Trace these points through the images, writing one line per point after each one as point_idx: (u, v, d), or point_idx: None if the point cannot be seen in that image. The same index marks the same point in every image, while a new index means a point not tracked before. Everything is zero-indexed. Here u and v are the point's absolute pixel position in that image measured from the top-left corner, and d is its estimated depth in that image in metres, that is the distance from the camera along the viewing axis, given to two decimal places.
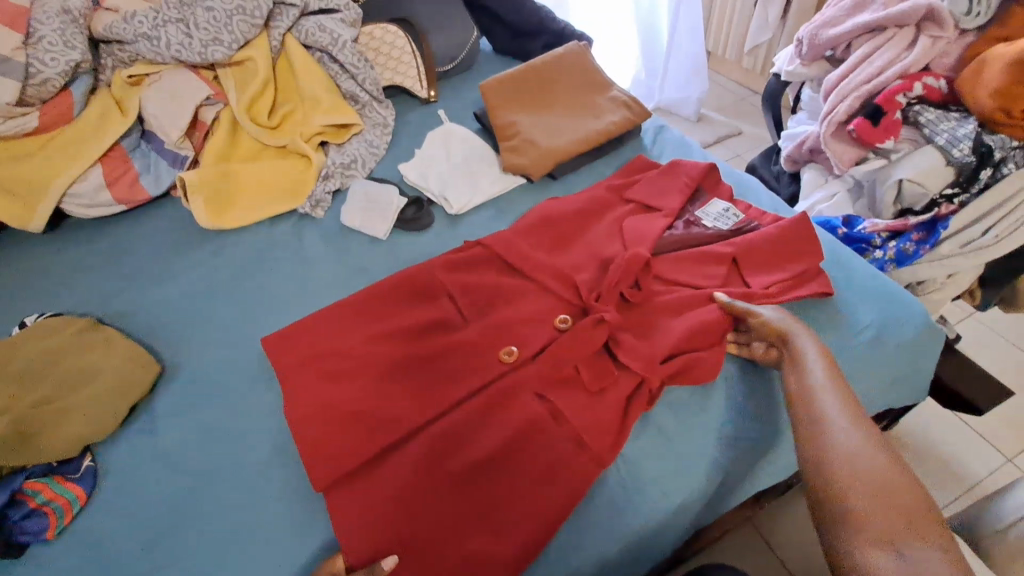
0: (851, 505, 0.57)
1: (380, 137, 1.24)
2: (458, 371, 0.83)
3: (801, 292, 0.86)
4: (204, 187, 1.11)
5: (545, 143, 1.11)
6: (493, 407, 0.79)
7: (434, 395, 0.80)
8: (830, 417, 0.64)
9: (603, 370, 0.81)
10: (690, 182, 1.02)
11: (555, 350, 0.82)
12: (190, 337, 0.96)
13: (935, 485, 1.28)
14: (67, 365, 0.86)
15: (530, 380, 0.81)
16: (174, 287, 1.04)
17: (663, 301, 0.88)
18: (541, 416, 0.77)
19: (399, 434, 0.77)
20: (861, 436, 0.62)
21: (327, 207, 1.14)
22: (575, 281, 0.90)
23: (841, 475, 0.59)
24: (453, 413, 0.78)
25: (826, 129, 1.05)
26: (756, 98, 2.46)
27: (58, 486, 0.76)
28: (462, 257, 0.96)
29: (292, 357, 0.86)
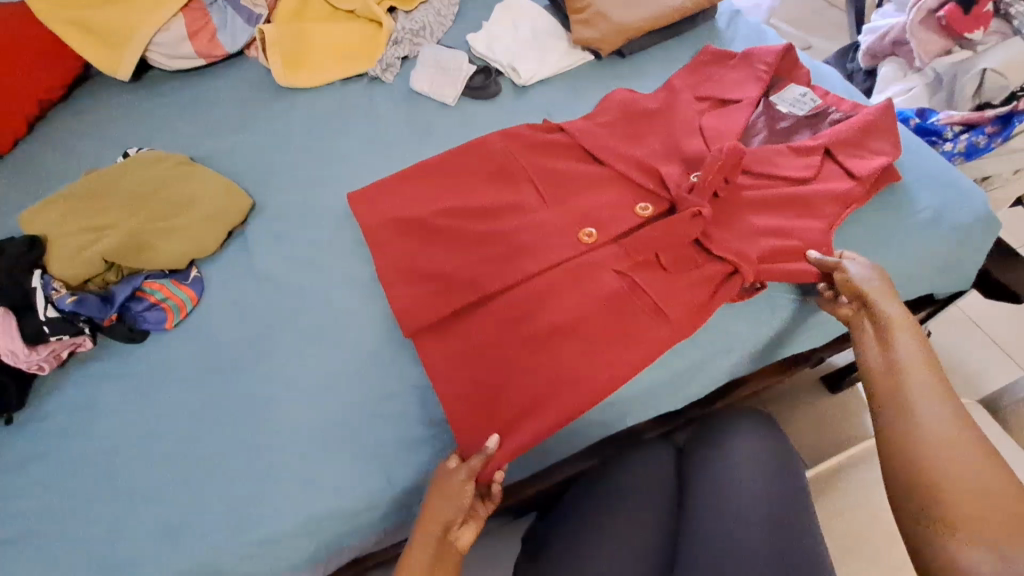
0: (941, 507, 0.57)
1: (447, 7, 1.24)
2: (543, 248, 0.85)
3: (884, 185, 0.88)
4: (281, 44, 1.15)
5: (618, 17, 1.08)
6: (574, 283, 0.82)
7: (516, 267, 0.83)
8: (920, 409, 0.63)
9: (684, 256, 0.83)
10: (767, 68, 1.00)
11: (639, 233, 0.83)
12: (273, 181, 1.03)
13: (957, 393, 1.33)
14: (171, 191, 0.95)
15: (610, 260, 0.83)
16: (256, 136, 1.10)
17: (750, 198, 0.87)
18: (619, 290, 0.81)
19: (482, 293, 0.82)
20: (953, 431, 0.60)
21: (397, 72, 1.17)
22: (662, 173, 0.90)
23: (932, 465, 0.59)
24: (535, 287, 0.82)
25: (913, 16, 1.01)
26: (832, 11, 2.30)
27: (173, 288, 0.88)
28: (546, 142, 0.97)
29: (375, 216, 0.91)
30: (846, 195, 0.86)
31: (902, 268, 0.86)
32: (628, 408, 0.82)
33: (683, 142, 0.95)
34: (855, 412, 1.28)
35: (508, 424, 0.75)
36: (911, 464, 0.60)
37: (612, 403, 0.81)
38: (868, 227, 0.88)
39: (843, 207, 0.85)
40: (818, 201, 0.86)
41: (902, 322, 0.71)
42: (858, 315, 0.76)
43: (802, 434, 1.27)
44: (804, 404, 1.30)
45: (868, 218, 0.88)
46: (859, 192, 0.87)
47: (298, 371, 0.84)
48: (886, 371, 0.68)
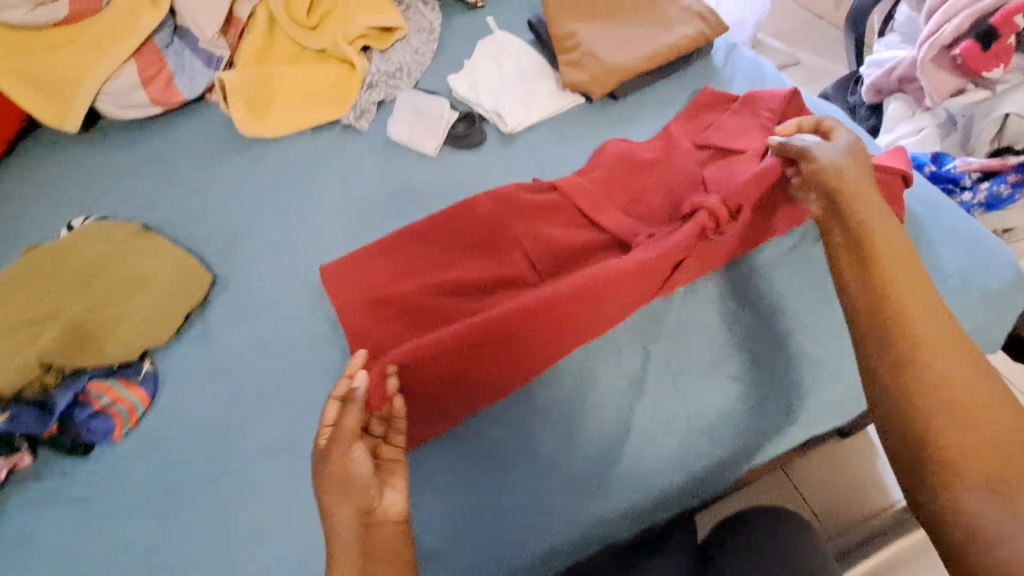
0: (950, 471, 0.44)
1: (425, 44, 1.15)
2: (549, 292, 0.74)
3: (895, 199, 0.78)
4: (244, 90, 1.05)
5: (611, 58, 1.01)
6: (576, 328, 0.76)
7: (516, 323, 0.73)
8: (919, 326, 0.50)
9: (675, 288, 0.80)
10: (771, 116, 0.93)
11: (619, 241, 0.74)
12: (237, 250, 0.94)
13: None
14: (120, 269, 0.86)
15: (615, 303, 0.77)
16: (219, 196, 1.01)
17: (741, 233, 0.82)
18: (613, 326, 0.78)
19: (475, 345, 0.72)
20: (960, 369, 0.47)
21: (372, 118, 1.07)
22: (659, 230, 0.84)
23: (935, 414, 0.46)
24: (534, 334, 0.74)
25: (925, 53, 0.94)
26: (820, 23, 2.25)
27: (121, 390, 0.78)
28: (538, 204, 0.88)
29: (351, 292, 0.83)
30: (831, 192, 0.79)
31: None
32: (645, 514, 0.72)
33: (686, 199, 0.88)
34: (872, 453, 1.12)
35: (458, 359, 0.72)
36: (915, 412, 0.47)
37: (628, 510, 0.71)
38: None
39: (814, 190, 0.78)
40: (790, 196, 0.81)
41: (884, 231, 0.59)
42: (827, 214, 0.66)
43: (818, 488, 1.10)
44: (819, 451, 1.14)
45: None
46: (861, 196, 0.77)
47: (264, 481, 0.73)
48: (878, 300, 0.53)
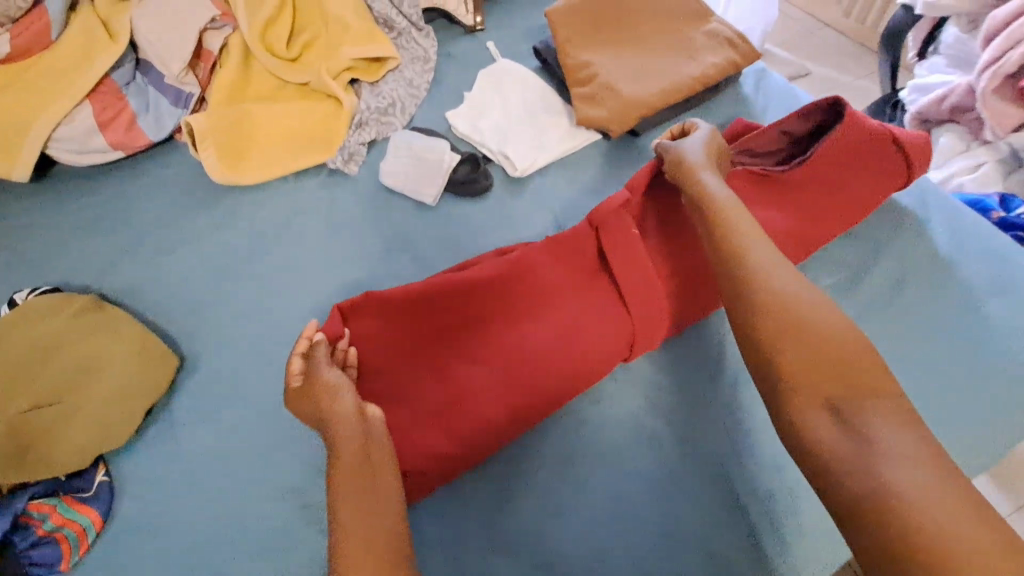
0: (799, 405, 0.55)
1: (420, 74, 1.03)
2: (517, 296, 0.72)
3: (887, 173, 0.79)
4: (216, 134, 0.93)
5: (630, 91, 0.90)
6: (543, 355, 0.69)
7: (482, 335, 0.71)
8: (765, 303, 0.61)
9: (651, 335, 0.73)
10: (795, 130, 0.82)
11: (571, 244, 0.75)
12: (212, 324, 0.82)
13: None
14: (69, 359, 0.74)
15: (586, 321, 0.71)
16: (190, 257, 0.88)
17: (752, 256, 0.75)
18: (585, 365, 0.70)
19: (440, 364, 0.71)
20: (800, 300, 0.60)
21: (362, 161, 0.95)
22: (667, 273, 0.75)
23: (793, 380, 0.56)
24: (497, 346, 0.70)
25: (988, 83, 0.83)
26: (828, 31, 2.08)
27: (68, 510, 0.67)
28: None
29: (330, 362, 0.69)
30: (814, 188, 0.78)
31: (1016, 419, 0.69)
32: None
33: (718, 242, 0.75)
34: None
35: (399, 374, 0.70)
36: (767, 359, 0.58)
37: None
38: (959, 366, 0.71)
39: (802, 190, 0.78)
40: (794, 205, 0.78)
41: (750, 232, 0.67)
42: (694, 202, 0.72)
43: None
44: None
45: (958, 353, 0.72)
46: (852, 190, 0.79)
47: None
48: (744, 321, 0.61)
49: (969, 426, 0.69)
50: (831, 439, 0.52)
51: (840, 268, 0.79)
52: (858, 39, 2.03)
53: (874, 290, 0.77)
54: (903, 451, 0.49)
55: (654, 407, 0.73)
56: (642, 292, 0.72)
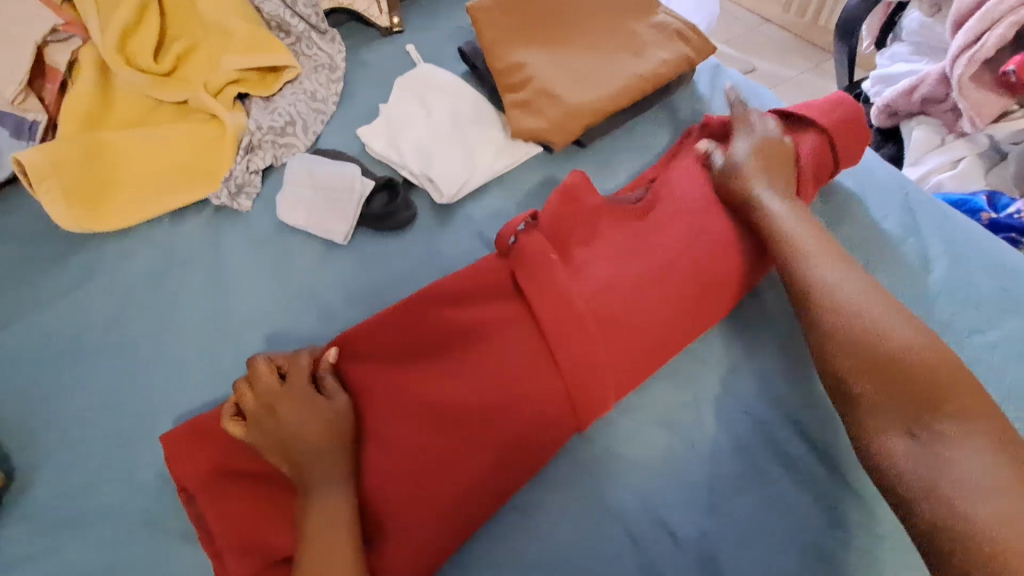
0: (870, 417, 0.51)
1: (326, 85, 0.87)
2: (415, 357, 0.56)
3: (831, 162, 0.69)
4: (60, 172, 0.74)
5: (571, 95, 0.77)
6: (456, 433, 0.53)
7: (375, 413, 0.54)
8: (828, 288, 0.57)
9: (596, 388, 0.56)
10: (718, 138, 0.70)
11: (483, 283, 0.59)
12: (58, 418, 0.63)
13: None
14: None
15: (507, 383, 0.54)
16: (32, 331, 0.69)
17: (714, 278, 0.62)
18: (506, 433, 0.54)
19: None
20: (859, 292, 0.57)
21: (256, 194, 0.79)
22: (615, 300, 0.58)
23: (857, 372, 0.53)
24: (396, 428, 0.53)
25: (964, 71, 0.74)
26: (769, 27, 2.03)
27: None
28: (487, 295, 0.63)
29: (191, 468, 0.54)
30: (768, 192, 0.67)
31: None
32: None
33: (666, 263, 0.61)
34: None
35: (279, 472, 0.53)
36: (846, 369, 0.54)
37: None
38: None
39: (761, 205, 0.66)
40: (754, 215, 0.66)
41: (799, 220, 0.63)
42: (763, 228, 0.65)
43: None
44: None
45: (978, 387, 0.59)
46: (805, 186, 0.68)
47: None
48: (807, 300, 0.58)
49: None
50: (904, 454, 0.48)
51: None
52: (800, 32, 1.99)
53: None
54: (975, 465, 0.45)
55: (627, 487, 0.57)
56: (576, 334, 0.55)
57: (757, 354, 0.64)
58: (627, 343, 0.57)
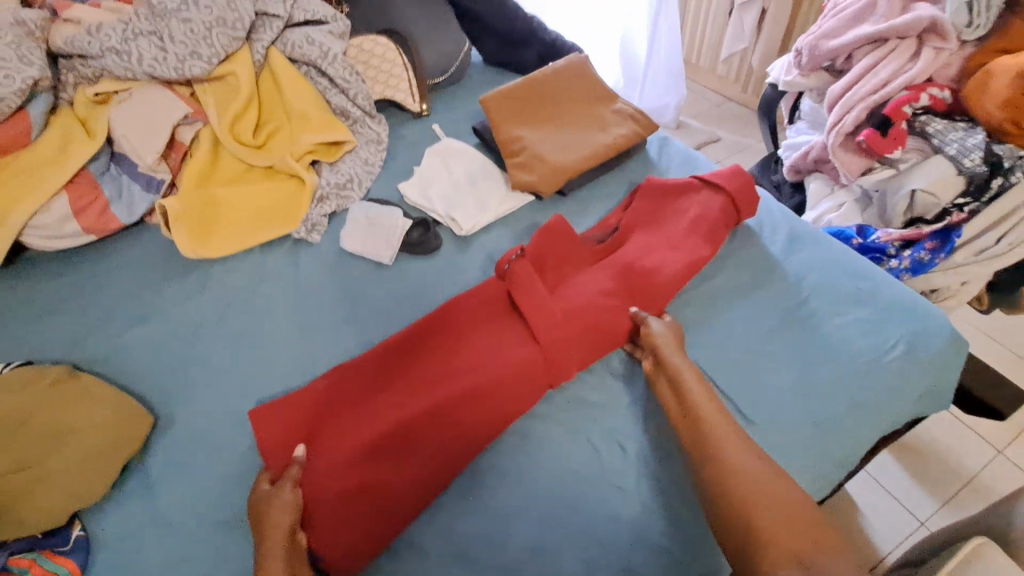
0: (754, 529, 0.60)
1: (374, 154, 1.18)
2: (436, 347, 0.84)
3: (740, 203, 0.98)
4: (187, 214, 1.03)
5: (554, 158, 1.07)
6: (464, 390, 0.78)
7: (409, 383, 0.80)
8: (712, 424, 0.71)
9: (563, 355, 0.81)
10: (655, 202, 1.01)
11: (485, 298, 0.88)
12: (182, 384, 0.88)
13: (931, 484, 1.34)
14: (43, 423, 0.78)
15: (494, 360, 0.80)
16: (160, 325, 0.94)
17: (653, 282, 0.88)
18: (499, 391, 0.78)
19: (377, 415, 0.77)
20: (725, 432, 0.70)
21: (324, 230, 1.07)
22: (576, 300, 0.85)
23: (743, 496, 0.62)
24: (416, 392, 0.79)
25: (834, 140, 1.04)
26: (730, 104, 2.42)
27: (46, 561, 0.70)
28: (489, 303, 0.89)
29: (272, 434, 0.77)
30: (695, 225, 0.95)
31: (887, 405, 0.80)
32: None
33: (618, 275, 0.89)
34: (898, 503, 1.32)
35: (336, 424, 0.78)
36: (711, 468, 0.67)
37: None
38: None
39: (687, 235, 0.94)
40: (683, 241, 0.94)
41: (666, 336, 0.81)
42: (655, 368, 0.81)
43: (860, 534, 1.28)
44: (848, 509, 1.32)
45: (836, 350, 0.83)
46: (720, 221, 0.96)
47: None
48: (699, 437, 0.70)
49: (862, 415, 0.79)
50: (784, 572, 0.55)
51: (737, 291, 0.92)
52: (756, 109, 2.36)
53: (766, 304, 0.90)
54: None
55: (590, 423, 0.80)
56: (548, 321, 0.82)
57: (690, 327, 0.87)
58: (586, 325, 0.83)
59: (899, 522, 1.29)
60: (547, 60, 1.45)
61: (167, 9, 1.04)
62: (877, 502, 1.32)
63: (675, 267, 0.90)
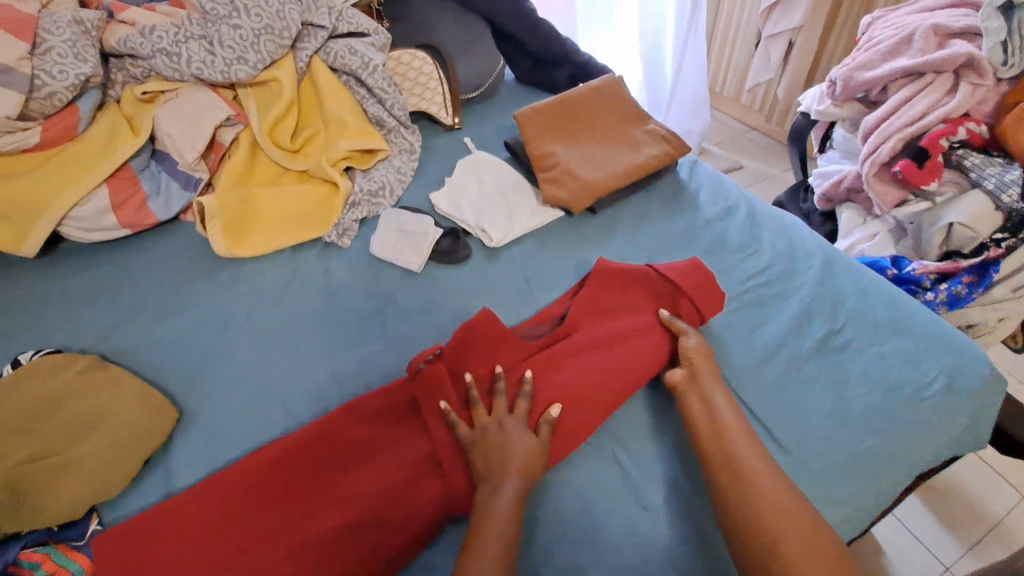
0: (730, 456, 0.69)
1: (407, 163, 1.20)
2: (338, 463, 0.76)
3: (701, 301, 0.89)
4: (223, 212, 1.04)
5: (586, 175, 1.08)
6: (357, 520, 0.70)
7: (310, 501, 0.72)
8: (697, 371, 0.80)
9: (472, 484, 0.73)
10: (597, 289, 0.92)
11: (390, 403, 0.81)
12: (208, 378, 0.88)
13: (957, 526, 1.28)
14: (68, 413, 0.78)
15: (402, 478, 0.74)
16: (188, 320, 0.95)
17: (586, 394, 0.79)
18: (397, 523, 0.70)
19: (267, 534, 0.69)
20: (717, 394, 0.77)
21: (354, 236, 1.08)
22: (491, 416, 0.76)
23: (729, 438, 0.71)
24: (304, 519, 0.71)
25: (869, 169, 1.03)
26: (754, 134, 2.43)
27: (61, 557, 0.69)
28: (395, 407, 0.81)
29: (118, 565, 0.67)
30: (639, 327, 0.87)
31: (925, 438, 0.78)
32: None
33: (548, 382, 0.81)
34: (921, 545, 1.25)
35: (208, 553, 0.68)
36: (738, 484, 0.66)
37: None
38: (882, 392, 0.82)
39: (631, 336, 0.86)
40: (626, 343, 0.85)
41: (697, 346, 0.83)
42: (686, 380, 0.80)
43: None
44: (875, 550, 1.24)
45: (869, 381, 0.82)
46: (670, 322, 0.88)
47: None
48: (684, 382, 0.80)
49: (899, 447, 0.77)
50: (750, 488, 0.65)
51: (768, 317, 0.91)
52: (779, 139, 2.37)
53: (800, 331, 0.88)
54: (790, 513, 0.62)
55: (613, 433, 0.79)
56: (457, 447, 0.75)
57: (714, 349, 0.87)
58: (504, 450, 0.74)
59: (926, 568, 1.21)
60: (578, 81, 1.48)
61: (219, 15, 1.07)
62: (902, 545, 1.25)
63: (614, 375, 0.81)
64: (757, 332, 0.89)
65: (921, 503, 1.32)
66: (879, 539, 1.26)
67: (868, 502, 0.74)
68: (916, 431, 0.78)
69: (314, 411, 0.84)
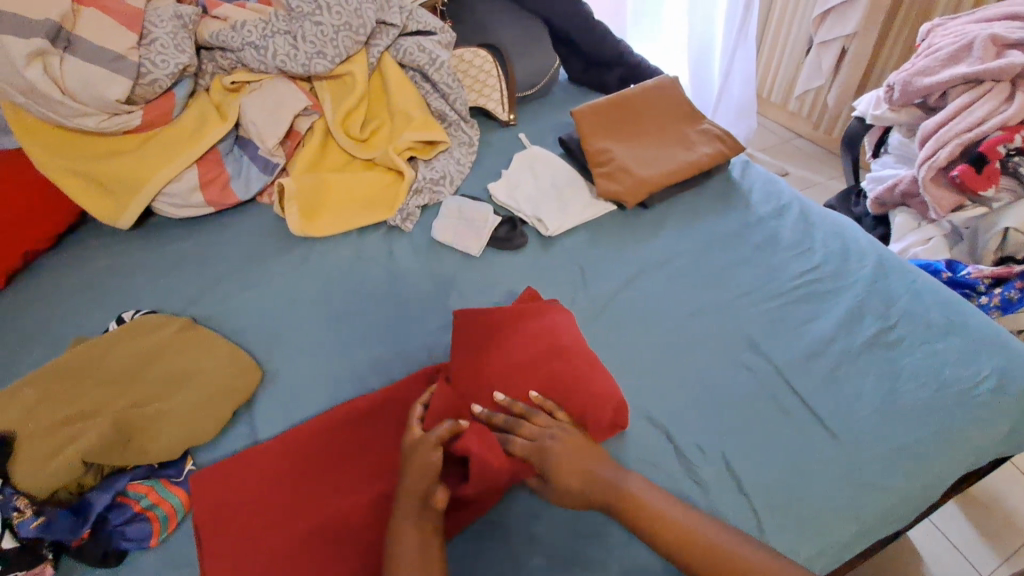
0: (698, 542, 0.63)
1: (466, 156, 1.26)
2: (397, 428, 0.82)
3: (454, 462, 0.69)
4: (300, 195, 1.12)
5: (639, 171, 1.12)
6: None
7: (376, 459, 0.79)
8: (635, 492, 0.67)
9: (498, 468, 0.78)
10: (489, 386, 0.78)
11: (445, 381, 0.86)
12: (283, 344, 0.95)
13: (994, 536, 1.25)
14: (167, 366, 0.87)
15: None
16: (267, 290, 1.04)
17: None
18: None
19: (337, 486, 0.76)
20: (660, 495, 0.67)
21: (416, 221, 1.15)
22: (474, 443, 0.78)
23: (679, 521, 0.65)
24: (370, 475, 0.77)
25: (926, 173, 1.04)
26: (799, 140, 2.42)
27: (163, 490, 0.76)
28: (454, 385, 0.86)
29: (208, 504, 0.75)
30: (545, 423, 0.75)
31: (975, 440, 0.79)
32: None
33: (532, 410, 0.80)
34: (961, 556, 1.23)
35: (287, 500, 0.75)
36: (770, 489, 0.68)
37: None
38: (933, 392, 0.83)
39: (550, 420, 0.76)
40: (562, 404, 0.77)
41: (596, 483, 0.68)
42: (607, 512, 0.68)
43: None
44: (911, 557, 1.23)
45: (919, 380, 0.83)
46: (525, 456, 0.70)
47: None
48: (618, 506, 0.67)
49: (947, 446, 0.78)
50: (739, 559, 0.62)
51: (818, 313, 0.92)
52: (826, 146, 2.35)
53: (850, 328, 0.90)
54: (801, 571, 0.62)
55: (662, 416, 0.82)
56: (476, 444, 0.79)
57: (763, 341, 0.90)
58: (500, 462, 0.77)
59: None
60: (630, 82, 1.51)
61: (303, 13, 1.15)
62: (941, 554, 1.23)
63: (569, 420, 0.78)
64: (807, 328, 0.91)
65: (962, 514, 1.29)
66: (919, 547, 1.24)
67: (913, 497, 0.76)
68: (965, 430, 0.79)
69: (380, 379, 0.90)
